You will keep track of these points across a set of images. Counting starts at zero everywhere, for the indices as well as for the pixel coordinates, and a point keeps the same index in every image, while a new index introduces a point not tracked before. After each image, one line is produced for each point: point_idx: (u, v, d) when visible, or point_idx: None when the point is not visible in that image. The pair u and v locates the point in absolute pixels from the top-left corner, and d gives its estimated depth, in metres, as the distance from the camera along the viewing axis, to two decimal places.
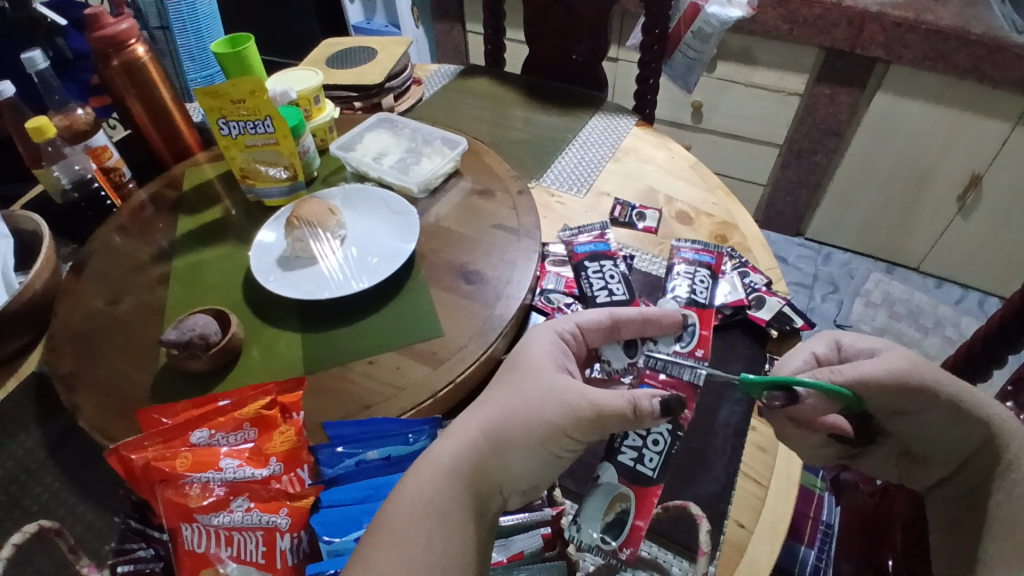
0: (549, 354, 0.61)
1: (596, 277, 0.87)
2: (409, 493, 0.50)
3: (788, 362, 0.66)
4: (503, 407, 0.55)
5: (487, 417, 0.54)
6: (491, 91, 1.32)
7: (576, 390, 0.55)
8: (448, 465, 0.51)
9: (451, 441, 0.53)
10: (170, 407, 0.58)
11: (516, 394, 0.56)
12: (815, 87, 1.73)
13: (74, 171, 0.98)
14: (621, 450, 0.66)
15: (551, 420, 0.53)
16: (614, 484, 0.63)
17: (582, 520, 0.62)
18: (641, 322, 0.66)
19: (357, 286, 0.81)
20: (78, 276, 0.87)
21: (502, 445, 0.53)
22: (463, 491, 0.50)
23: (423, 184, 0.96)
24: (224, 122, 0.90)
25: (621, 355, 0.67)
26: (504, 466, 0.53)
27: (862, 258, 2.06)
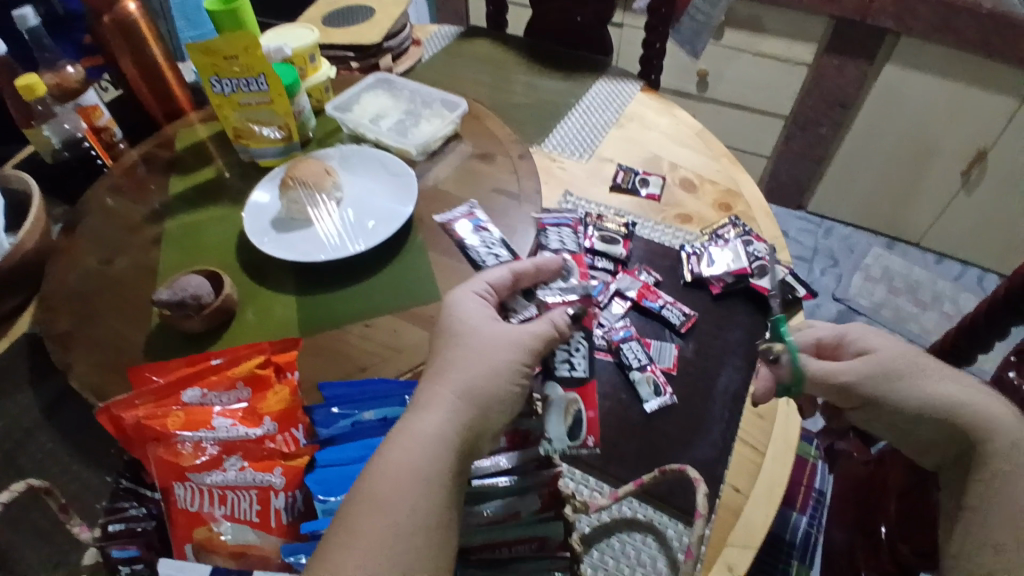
0: (482, 306, 0.59)
1: (482, 249, 0.80)
2: (391, 462, 0.47)
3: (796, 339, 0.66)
4: (468, 366, 0.53)
5: (459, 380, 0.52)
6: (491, 53, 1.28)
7: (516, 330, 0.56)
8: (429, 433, 0.49)
9: (428, 410, 0.50)
10: (161, 366, 0.57)
11: (476, 352, 0.54)
12: (823, 57, 1.69)
13: (64, 130, 0.95)
14: (558, 366, 0.64)
15: (508, 365, 0.53)
16: (562, 396, 0.60)
17: (548, 434, 0.58)
18: (533, 272, 0.64)
19: (354, 248, 0.80)
20: (70, 236, 0.85)
21: (475, 404, 0.51)
22: (447, 456, 0.48)
23: (422, 147, 0.94)
24: (217, 80, 0.87)
25: (522, 299, 0.66)
26: (480, 426, 0.51)
27: (863, 233, 2.04)
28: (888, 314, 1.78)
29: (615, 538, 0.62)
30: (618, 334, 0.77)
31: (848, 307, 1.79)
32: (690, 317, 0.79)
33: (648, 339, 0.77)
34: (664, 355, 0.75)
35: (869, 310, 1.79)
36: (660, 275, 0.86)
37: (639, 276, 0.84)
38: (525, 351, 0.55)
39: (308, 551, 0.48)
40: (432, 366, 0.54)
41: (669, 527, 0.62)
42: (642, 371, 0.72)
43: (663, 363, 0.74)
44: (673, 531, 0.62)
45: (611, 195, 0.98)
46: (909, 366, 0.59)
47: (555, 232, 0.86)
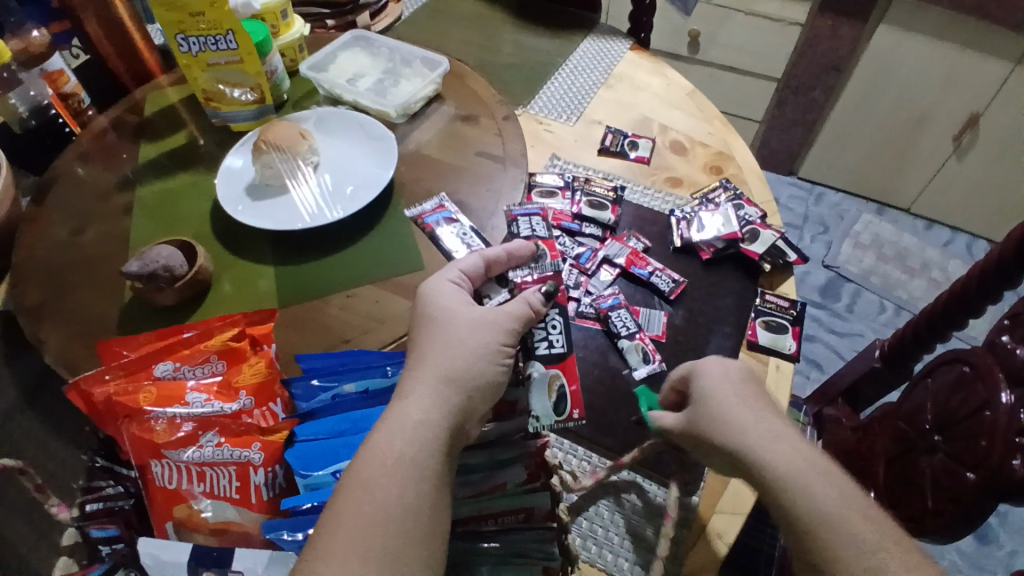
0: (458, 291, 0.58)
1: (456, 240, 0.75)
2: (378, 446, 0.46)
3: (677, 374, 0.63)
4: (448, 350, 0.52)
5: (441, 365, 0.51)
6: (475, 11, 1.22)
7: (493, 312, 0.55)
8: (416, 416, 0.48)
9: (412, 397, 0.49)
10: (132, 339, 0.55)
11: (454, 336, 0.53)
12: (817, 18, 1.63)
13: (29, 97, 0.89)
14: (535, 344, 0.62)
15: (489, 347, 0.53)
16: (544, 372, 0.60)
17: (533, 410, 0.58)
18: (506, 259, 0.63)
19: (332, 215, 0.77)
20: (36, 205, 0.81)
21: (460, 385, 0.50)
22: (435, 439, 0.47)
23: (402, 109, 0.90)
24: (182, 38, 0.81)
25: (495, 287, 0.64)
26: (466, 408, 0.50)
27: (853, 199, 2.02)
28: (877, 281, 1.78)
29: (603, 507, 0.62)
30: (607, 302, 0.75)
31: (837, 273, 1.80)
32: (680, 283, 0.78)
33: (637, 307, 0.76)
34: (653, 322, 0.74)
35: (859, 276, 1.79)
36: (650, 241, 0.84)
37: (628, 243, 0.82)
38: (505, 331, 0.54)
39: (292, 528, 0.46)
40: (413, 353, 0.53)
41: (657, 495, 0.62)
42: (631, 339, 0.71)
43: (652, 331, 0.73)
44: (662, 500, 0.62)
45: (599, 159, 0.95)
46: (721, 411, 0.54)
47: (526, 219, 0.76)
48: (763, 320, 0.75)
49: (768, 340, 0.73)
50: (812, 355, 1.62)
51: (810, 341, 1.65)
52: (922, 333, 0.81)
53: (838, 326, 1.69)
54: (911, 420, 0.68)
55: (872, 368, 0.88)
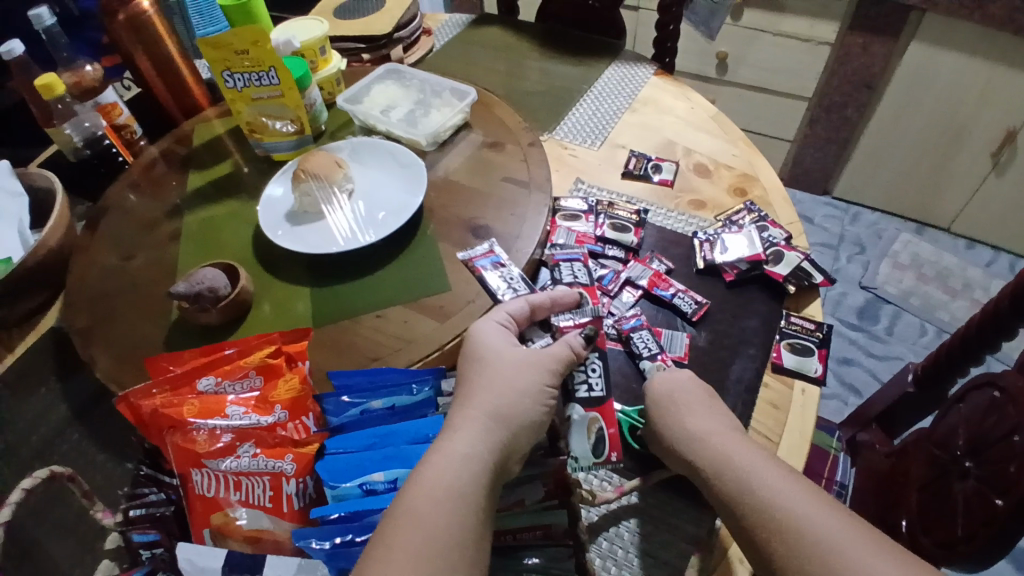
0: (503, 333, 0.60)
1: (499, 280, 0.75)
2: (427, 477, 0.48)
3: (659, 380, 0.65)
4: (495, 389, 0.55)
5: (488, 403, 0.54)
6: (503, 40, 1.27)
7: (539, 354, 0.58)
8: (463, 451, 0.50)
9: (459, 432, 0.51)
10: (177, 356, 0.59)
11: (500, 376, 0.56)
12: (848, 36, 1.63)
13: (84, 129, 0.95)
14: (575, 387, 0.64)
15: (534, 388, 0.56)
16: (584, 415, 0.63)
17: (573, 452, 0.63)
18: (549, 303, 0.65)
19: (365, 239, 0.81)
20: (92, 233, 0.87)
21: (507, 424, 0.53)
22: (481, 473, 0.49)
23: (432, 137, 0.94)
24: (229, 75, 0.88)
25: (539, 332, 0.65)
26: (509, 447, 0.52)
27: (891, 218, 1.97)
28: (918, 303, 1.73)
29: (621, 527, 0.61)
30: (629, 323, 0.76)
31: (875, 295, 1.75)
32: (703, 305, 0.78)
33: (659, 329, 0.76)
34: (675, 344, 0.74)
35: (898, 298, 1.74)
36: (672, 262, 0.85)
37: (650, 265, 0.83)
38: (549, 373, 0.57)
39: (321, 537, 0.48)
40: (460, 391, 0.56)
41: (677, 517, 0.61)
42: (652, 360, 0.71)
43: (674, 352, 0.73)
44: (682, 521, 0.61)
45: (623, 182, 0.97)
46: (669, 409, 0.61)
47: (568, 265, 0.80)
48: (788, 342, 0.75)
49: (793, 363, 0.72)
50: (848, 379, 1.58)
51: (846, 365, 1.61)
52: (956, 355, 0.79)
53: (877, 350, 1.63)
54: (943, 446, 0.68)
55: (905, 394, 0.86)
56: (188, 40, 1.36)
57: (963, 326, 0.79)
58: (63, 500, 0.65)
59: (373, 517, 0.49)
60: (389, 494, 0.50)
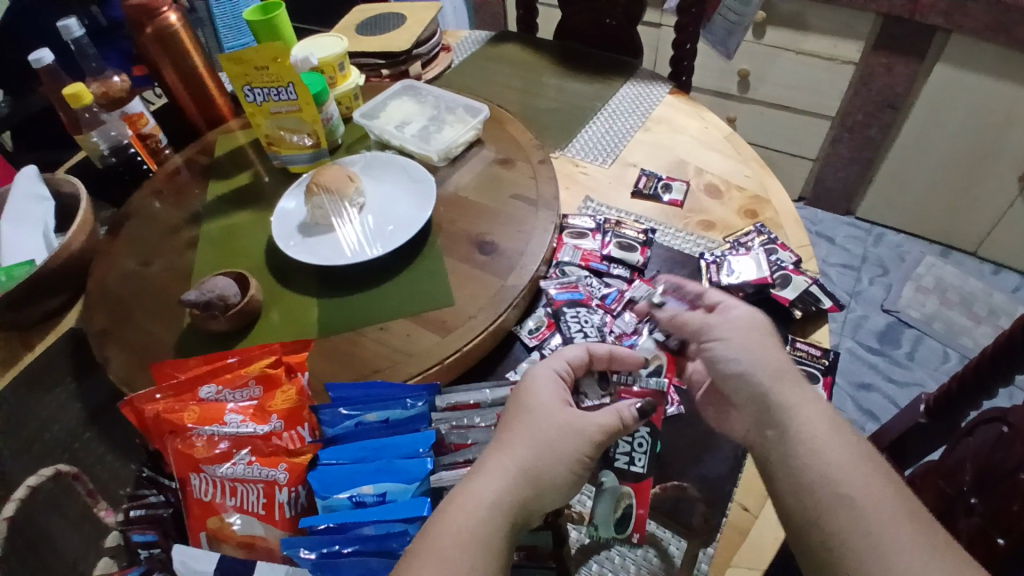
0: (555, 381, 0.56)
1: (574, 322, 0.77)
2: (448, 519, 0.47)
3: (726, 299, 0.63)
4: (531, 439, 0.51)
5: (522, 453, 0.50)
6: (520, 57, 1.29)
7: (584, 417, 0.52)
8: (487, 501, 0.47)
9: (488, 480, 0.48)
10: (183, 363, 0.61)
11: (538, 429, 0.51)
12: (871, 56, 1.62)
13: (111, 137, 0.99)
14: (615, 457, 0.60)
15: (574, 451, 0.51)
16: (616, 485, 0.58)
17: (594, 518, 0.58)
18: (609, 358, 0.61)
19: (371, 253, 0.82)
20: (113, 238, 0.91)
21: (537, 481, 0.49)
22: (502, 528, 0.47)
23: (444, 153, 0.96)
24: (249, 89, 0.91)
25: (595, 387, 0.60)
26: (534, 506, 0.49)
27: (916, 240, 1.93)
28: (940, 328, 1.68)
29: (612, 551, 0.60)
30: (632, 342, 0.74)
31: (897, 320, 1.71)
32: None
33: None
34: None
35: (920, 323, 1.69)
36: None
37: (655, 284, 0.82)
38: (587, 440, 0.51)
39: (309, 546, 0.49)
40: (501, 432, 0.53)
41: (670, 544, 0.60)
42: None
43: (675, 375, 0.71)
44: (674, 548, 0.60)
45: (632, 201, 0.97)
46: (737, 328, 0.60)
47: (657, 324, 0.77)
48: None
49: None
50: (867, 405, 1.53)
51: (865, 390, 1.56)
52: (969, 384, 0.77)
53: (898, 375, 1.59)
54: (950, 480, 0.66)
55: (916, 424, 0.84)
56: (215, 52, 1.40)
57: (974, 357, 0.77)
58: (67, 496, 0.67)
59: (360, 529, 0.50)
60: (378, 506, 0.51)
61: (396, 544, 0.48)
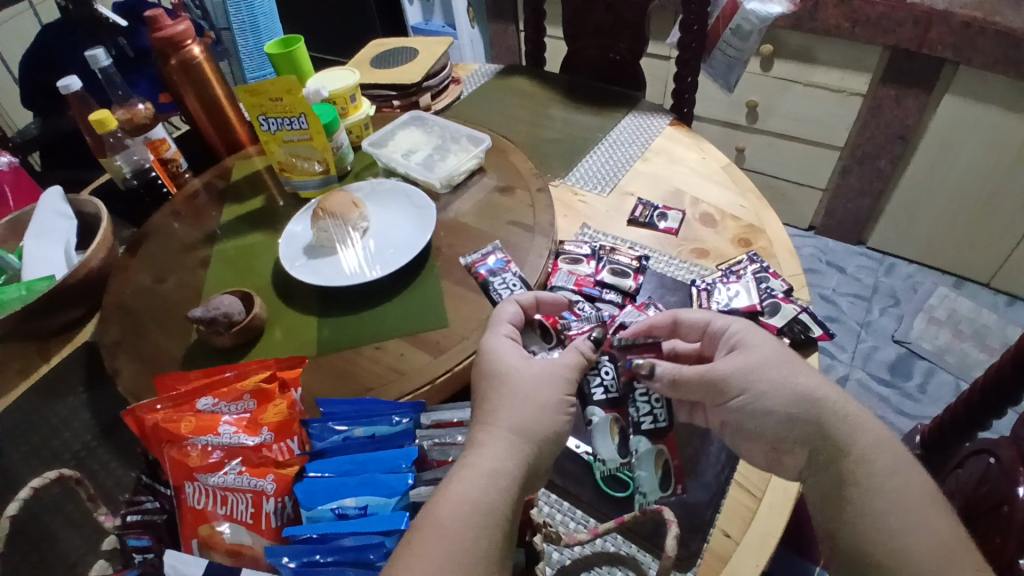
0: (521, 354, 0.61)
1: (503, 289, 0.81)
2: (453, 492, 0.50)
3: (753, 339, 0.63)
4: (516, 404, 0.56)
5: (512, 418, 0.55)
6: (527, 89, 1.33)
7: (555, 365, 0.60)
8: (489, 466, 0.51)
9: (483, 449, 0.52)
10: (183, 375, 0.64)
11: (523, 394, 0.56)
12: (880, 88, 1.64)
13: (134, 161, 1.06)
14: (591, 391, 0.72)
15: (555, 401, 0.57)
16: (603, 416, 0.70)
17: (599, 455, 0.67)
18: (536, 302, 0.70)
19: (371, 275, 0.86)
20: (131, 256, 0.96)
21: (529, 439, 0.54)
22: (507, 488, 0.51)
23: (446, 180, 1.00)
24: (264, 119, 0.96)
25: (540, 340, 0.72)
26: (532, 465, 0.54)
27: (928, 271, 1.91)
28: (953, 360, 1.66)
29: (591, 573, 0.61)
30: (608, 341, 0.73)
31: (908, 350, 1.69)
32: None
33: None
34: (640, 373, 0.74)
35: (932, 354, 1.67)
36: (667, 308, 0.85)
37: (646, 310, 0.84)
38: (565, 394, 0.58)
39: (291, 554, 0.51)
40: (482, 407, 0.57)
41: (649, 567, 0.61)
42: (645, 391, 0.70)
43: None
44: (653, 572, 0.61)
45: (628, 229, 0.99)
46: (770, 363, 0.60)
47: None
48: None
49: None
50: None
51: None
52: (960, 420, 0.88)
53: (908, 407, 1.57)
54: None
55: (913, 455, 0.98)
56: (236, 82, 1.48)
57: (967, 392, 0.87)
58: (68, 501, 0.70)
59: (340, 540, 0.52)
60: (359, 519, 0.53)
61: (372, 555, 0.51)
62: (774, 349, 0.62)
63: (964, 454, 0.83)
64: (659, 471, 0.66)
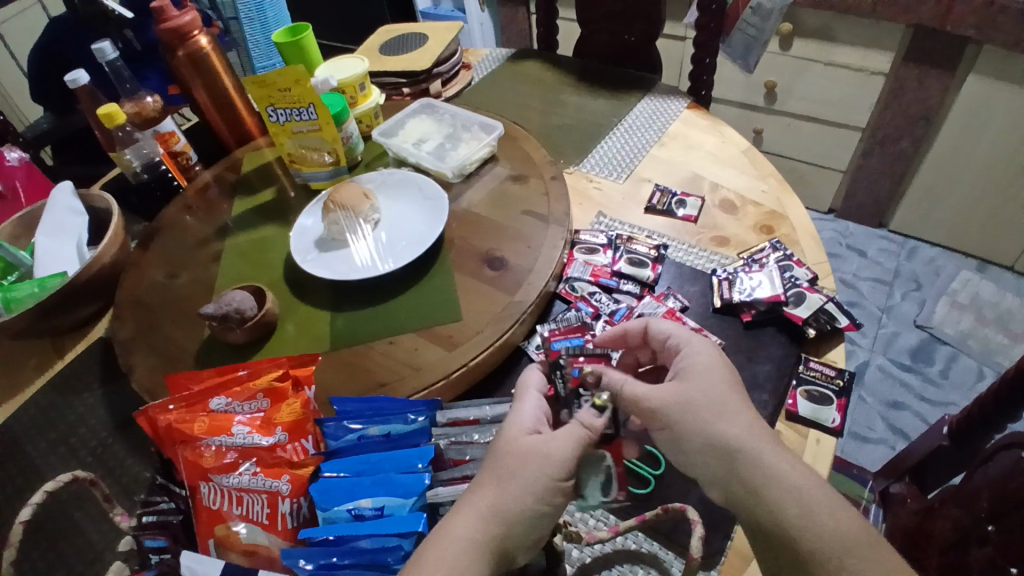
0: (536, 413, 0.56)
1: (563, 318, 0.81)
2: (431, 556, 0.47)
3: (695, 365, 0.58)
4: (502, 481, 0.50)
5: (494, 492, 0.50)
6: (539, 74, 1.30)
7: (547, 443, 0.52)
8: (466, 535, 0.48)
9: (462, 517, 0.49)
10: (195, 375, 0.63)
11: (500, 467, 0.51)
12: (902, 67, 1.58)
13: (144, 154, 1.04)
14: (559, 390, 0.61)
15: (539, 484, 0.50)
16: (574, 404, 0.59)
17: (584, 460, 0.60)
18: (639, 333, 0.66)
19: (384, 268, 0.84)
20: (143, 251, 0.95)
21: (504, 518, 0.49)
22: (479, 559, 0.47)
23: (458, 170, 0.98)
24: (273, 110, 0.95)
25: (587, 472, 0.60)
26: (510, 542, 0.49)
27: (951, 254, 1.85)
28: (976, 345, 1.61)
29: (613, 571, 0.60)
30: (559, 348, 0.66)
31: (930, 335, 1.64)
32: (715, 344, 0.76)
33: None
34: None
35: (955, 340, 1.63)
36: (687, 299, 0.83)
37: (665, 302, 0.82)
38: (538, 458, 0.51)
39: (307, 557, 0.50)
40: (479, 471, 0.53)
41: (671, 566, 0.59)
42: None
43: None
44: (676, 571, 0.59)
45: (645, 217, 0.96)
46: (712, 403, 0.55)
47: None
48: (804, 389, 0.72)
49: (809, 412, 0.70)
50: (897, 424, 1.48)
51: (896, 409, 1.51)
52: (988, 410, 0.83)
53: (930, 395, 1.53)
54: None
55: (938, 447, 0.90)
56: (245, 73, 1.46)
57: (998, 382, 0.82)
58: (84, 501, 0.69)
59: (357, 542, 0.51)
60: (376, 520, 0.52)
61: (391, 557, 0.50)
62: (723, 370, 0.58)
63: (993, 448, 0.81)
64: (604, 477, 0.61)
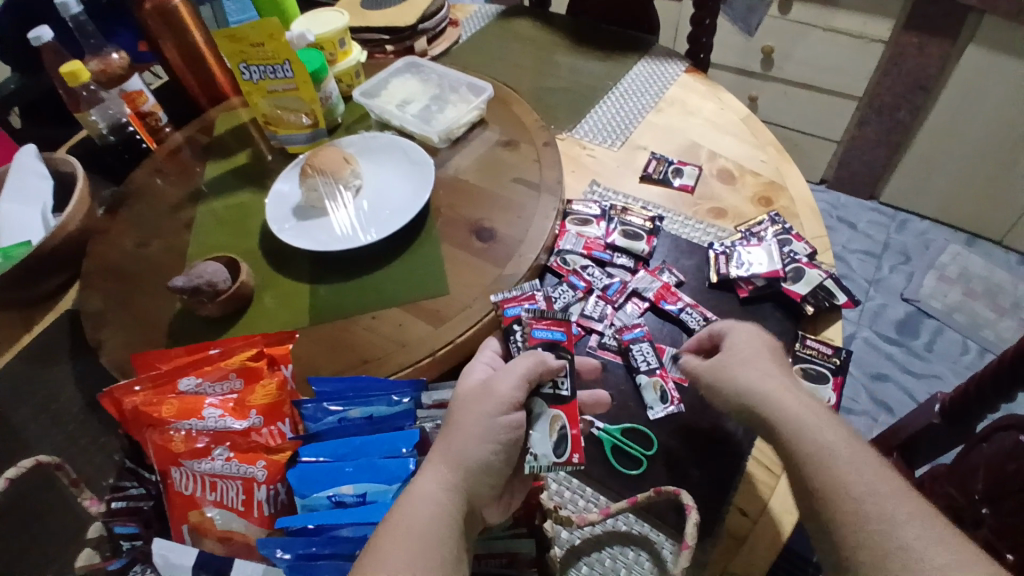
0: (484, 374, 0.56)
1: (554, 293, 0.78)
2: (400, 514, 0.46)
3: (741, 332, 0.62)
4: (457, 431, 0.49)
5: (454, 442, 0.49)
6: (530, 34, 1.23)
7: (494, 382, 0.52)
8: (433, 490, 0.47)
9: (428, 474, 0.48)
10: (165, 354, 0.59)
11: (457, 418, 0.50)
12: (903, 35, 1.54)
13: (109, 115, 0.97)
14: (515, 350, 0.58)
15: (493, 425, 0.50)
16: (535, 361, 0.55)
17: (532, 448, 0.51)
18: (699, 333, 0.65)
19: (365, 239, 0.80)
20: (112, 217, 0.90)
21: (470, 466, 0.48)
22: (453, 512, 0.46)
23: (445, 134, 0.92)
24: (245, 66, 0.88)
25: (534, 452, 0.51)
26: (479, 491, 0.48)
27: (941, 227, 1.84)
28: (962, 319, 1.62)
29: (603, 552, 0.59)
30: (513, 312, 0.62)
31: (916, 308, 1.65)
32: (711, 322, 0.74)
33: (663, 346, 0.73)
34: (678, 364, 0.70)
35: (941, 313, 1.63)
36: (683, 273, 0.80)
37: (660, 277, 0.79)
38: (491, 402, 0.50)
39: (284, 546, 0.48)
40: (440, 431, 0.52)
41: (664, 547, 0.58)
42: (649, 375, 0.69)
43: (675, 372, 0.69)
44: (667, 552, 0.58)
45: (640, 186, 0.93)
46: (756, 356, 0.59)
47: (638, 348, 0.71)
48: (801, 367, 0.70)
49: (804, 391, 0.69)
50: (881, 396, 1.49)
51: (880, 381, 1.52)
52: (986, 388, 0.81)
53: (915, 367, 1.54)
54: None
55: (931, 424, 0.90)
56: None
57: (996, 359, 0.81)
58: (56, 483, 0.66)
59: (337, 531, 0.48)
60: (357, 508, 0.50)
61: None
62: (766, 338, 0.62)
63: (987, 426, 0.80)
64: (555, 436, 0.52)
